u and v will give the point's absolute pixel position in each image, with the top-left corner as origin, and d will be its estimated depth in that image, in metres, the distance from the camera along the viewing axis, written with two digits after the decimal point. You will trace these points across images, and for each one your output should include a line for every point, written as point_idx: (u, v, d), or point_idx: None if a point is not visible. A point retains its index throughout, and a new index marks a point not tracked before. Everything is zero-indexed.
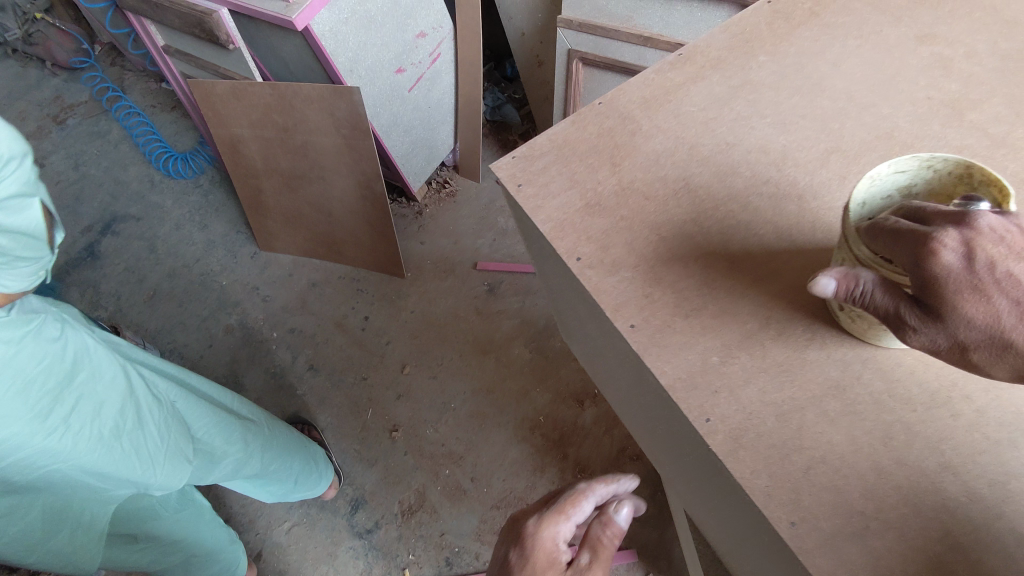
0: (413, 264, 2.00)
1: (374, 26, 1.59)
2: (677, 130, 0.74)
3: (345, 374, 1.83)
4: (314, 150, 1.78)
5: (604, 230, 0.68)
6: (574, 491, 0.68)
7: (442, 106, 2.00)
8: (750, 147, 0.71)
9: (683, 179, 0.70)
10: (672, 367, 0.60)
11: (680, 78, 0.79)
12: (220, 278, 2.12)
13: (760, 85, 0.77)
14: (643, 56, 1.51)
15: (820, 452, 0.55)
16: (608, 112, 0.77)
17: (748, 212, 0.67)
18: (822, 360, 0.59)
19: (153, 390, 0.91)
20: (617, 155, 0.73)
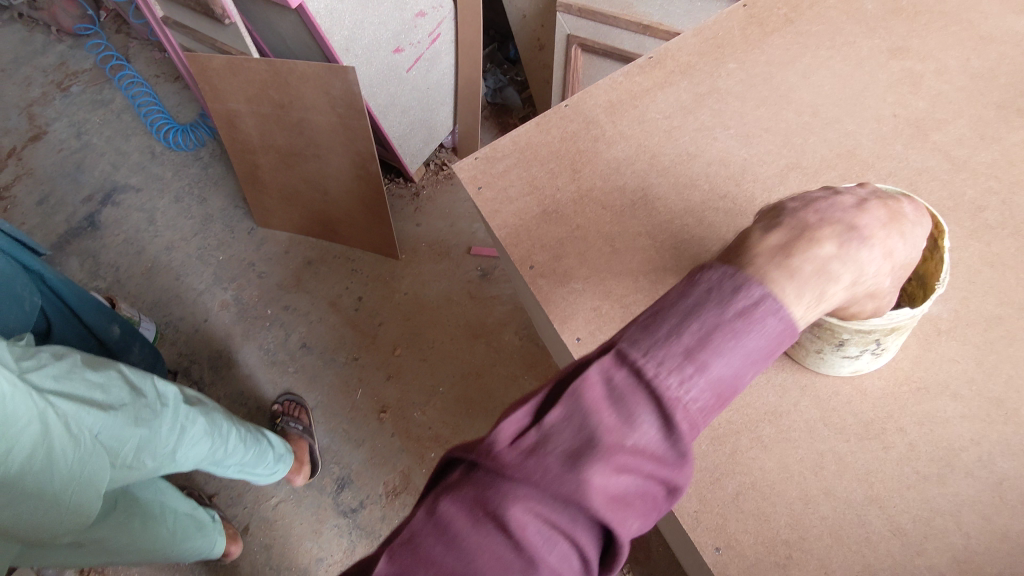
0: (408, 246, 1.99)
1: (372, 4, 1.57)
2: (639, 137, 0.79)
3: (336, 353, 1.84)
4: (309, 126, 1.77)
5: (559, 240, 0.72)
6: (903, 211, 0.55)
7: (442, 87, 1.97)
8: (710, 159, 0.75)
9: (641, 189, 0.74)
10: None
11: (647, 83, 0.83)
12: (216, 253, 2.13)
13: (724, 95, 0.80)
14: (642, 44, 1.48)
15: (751, 478, 0.61)
16: (574, 118, 0.81)
17: (703, 225, 0.70)
18: (762, 386, 0.65)
19: (74, 426, 0.90)
20: (578, 163, 0.77)
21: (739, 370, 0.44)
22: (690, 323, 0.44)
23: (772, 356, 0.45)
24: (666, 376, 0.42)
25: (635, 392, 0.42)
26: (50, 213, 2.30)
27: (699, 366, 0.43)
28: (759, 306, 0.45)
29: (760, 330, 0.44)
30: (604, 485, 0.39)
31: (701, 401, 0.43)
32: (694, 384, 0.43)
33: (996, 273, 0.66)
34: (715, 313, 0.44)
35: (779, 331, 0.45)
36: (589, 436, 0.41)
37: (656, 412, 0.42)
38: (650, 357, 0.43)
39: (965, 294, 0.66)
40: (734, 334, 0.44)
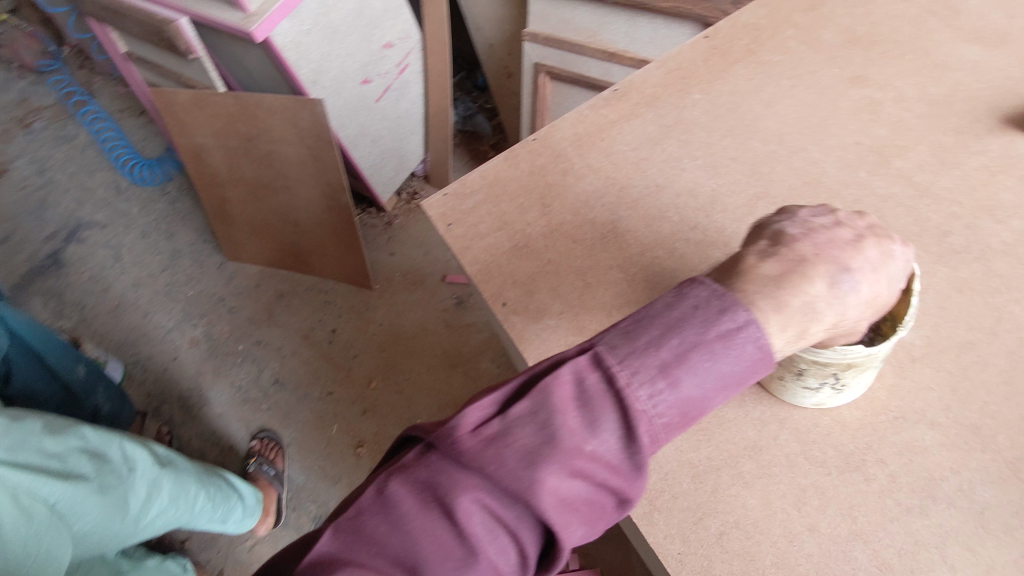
0: (382, 275, 1.97)
1: (338, 37, 1.58)
2: (609, 169, 0.79)
3: (310, 389, 1.80)
4: (278, 158, 1.75)
5: (532, 275, 0.72)
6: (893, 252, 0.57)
7: (412, 116, 1.97)
8: (679, 190, 0.76)
9: (612, 222, 0.74)
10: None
11: (613, 116, 0.84)
12: (185, 288, 2.09)
13: (689, 125, 0.81)
14: (609, 71, 1.50)
15: (734, 516, 0.60)
16: (543, 151, 0.82)
17: (674, 257, 0.70)
18: (739, 420, 0.65)
19: (26, 498, 0.92)
20: (548, 196, 0.77)
21: (708, 391, 0.50)
22: (671, 341, 0.49)
23: (747, 378, 0.51)
24: (636, 391, 0.48)
25: (599, 404, 0.48)
26: (11, 252, 2.24)
27: (670, 384, 0.48)
28: (738, 333, 0.50)
29: (739, 354, 0.50)
30: (557, 480, 0.46)
31: (665, 418, 0.49)
32: (662, 401, 0.48)
33: (965, 298, 0.67)
34: (696, 336, 0.49)
35: (753, 358, 0.50)
36: (551, 439, 0.46)
37: (619, 423, 0.48)
38: (624, 366, 0.49)
39: (936, 319, 0.67)
40: (709, 357, 0.49)
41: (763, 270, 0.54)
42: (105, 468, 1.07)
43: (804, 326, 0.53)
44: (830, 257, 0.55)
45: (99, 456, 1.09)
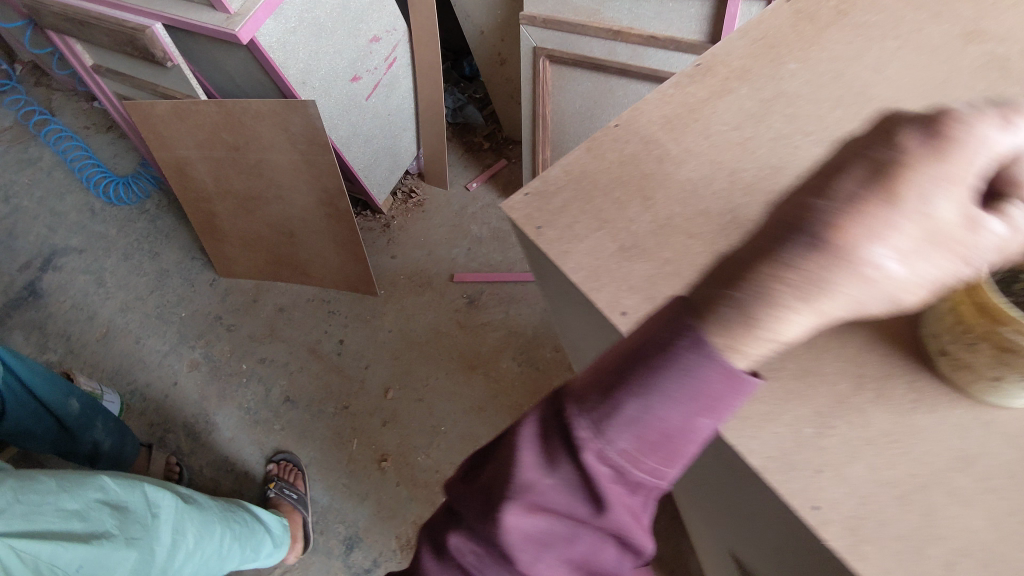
0: (386, 280, 1.90)
1: (325, 34, 1.49)
2: (710, 153, 0.60)
3: (324, 404, 1.73)
4: (269, 166, 1.65)
5: (648, 278, 0.54)
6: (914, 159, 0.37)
7: (403, 111, 1.89)
8: (799, 170, 0.56)
9: (729, 211, 0.55)
10: (758, 445, 0.48)
11: (702, 94, 0.64)
12: (178, 309, 1.99)
13: (794, 95, 0.62)
14: (613, 50, 1.42)
15: (961, 543, 0.42)
16: (628, 137, 0.63)
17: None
18: (939, 426, 0.47)
19: (48, 569, 0.88)
20: (647, 187, 0.59)
21: (671, 406, 0.39)
22: (624, 357, 0.41)
23: (730, 387, 0.40)
24: (581, 420, 0.41)
25: (557, 434, 0.42)
26: None
27: (614, 407, 0.40)
28: (690, 335, 0.40)
29: (699, 360, 0.39)
30: (513, 526, 0.41)
31: (622, 447, 0.40)
32: (611, 428, 0.40)
33: None
34: (691, 358, 0.39)
35: (719, 367, 0.39)
36: (505, 479, 0.42)
37: (571, 456, 0.40)
38: (578, 395, 0.42)
39: None
40: (654, 368, 0.40)
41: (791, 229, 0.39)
42: (129, 520, 1.02)
43: (842, 299, 0.38)
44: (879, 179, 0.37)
45: (122, 509, 1.03)
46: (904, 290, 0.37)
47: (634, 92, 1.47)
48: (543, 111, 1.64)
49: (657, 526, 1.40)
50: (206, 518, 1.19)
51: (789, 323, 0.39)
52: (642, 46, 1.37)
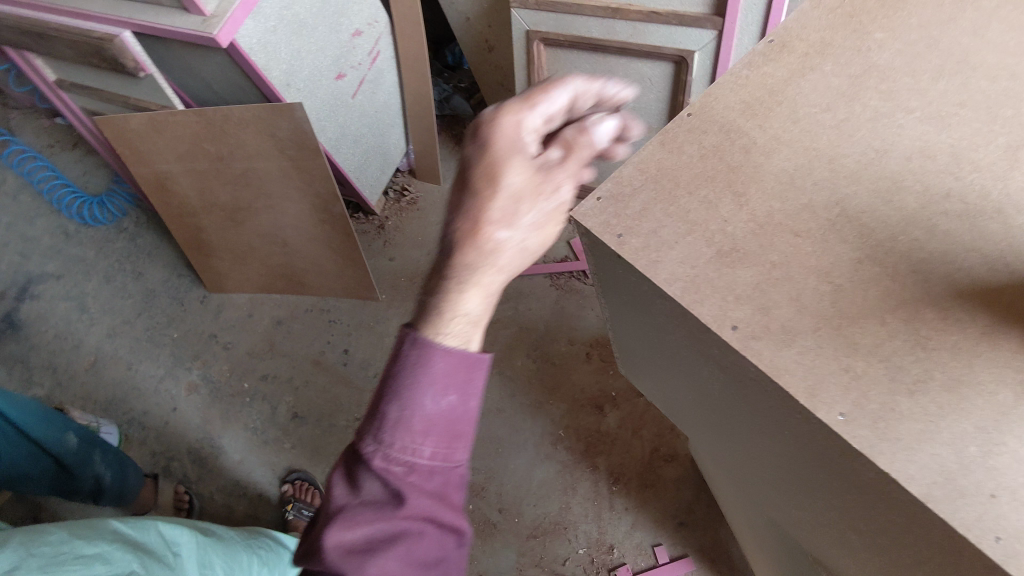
0: (387, 283, 1.83)
1: (306, 31, 1.40)
2: (802, 139, 0.48)
3: (335, 417, 1.68)
4: (256, 175, 1.56)
5: (755, 286, 0.44)
6: (490, 161, 0.54)
7: (390, 107, 1.80)
8: (907, 151, 0.46)
9: (836, 202, 0.45)
10: (916, 470, 0.37)
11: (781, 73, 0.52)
12: (168, 331, 1.89)
13: (889, 69, 0.50)
14: (612, 29, 1.36)
15: None
16: (705, 128, 0.51)
17: (938, 238, 0.43)
18: None
19: None
20: (737, 180, 0.48)
21: (422, 399, 0.49)
22: (375, 386, 0.51)
23: (467, 371, 0.51)
24: (367, 439, 0.50)
25: (357, 460, 0.51)
26: None
27: (382, 419, 0.49)
28: (412, 348, 0.50)
29: (425, 359, 0.50)
30: (342, 542, 0.48)
31: (402, 445, 0.49)
32: (387, 435, 0.49)
33: None
34: (415, 360, 0.50)
35: (443, 366, 0.50)
36: (330, 512, 0.50)
37: (367, 470, 0.50)
38: (360, 429, 0.51)
39: None
40: (396, 380, 0.50)
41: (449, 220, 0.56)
42: (153, 559, 0.95)
43: (496, 255, 0.54)
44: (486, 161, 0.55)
45: (144, 547, 0.96)
46: (533, 236, 0.56)
47: (636, 70, 1.42)
48: None
49: (694, 514, 1.37)
50: (228, 551, 1.12)
51: (471, 282, 0.53)
52: (643, 23, 1.31)
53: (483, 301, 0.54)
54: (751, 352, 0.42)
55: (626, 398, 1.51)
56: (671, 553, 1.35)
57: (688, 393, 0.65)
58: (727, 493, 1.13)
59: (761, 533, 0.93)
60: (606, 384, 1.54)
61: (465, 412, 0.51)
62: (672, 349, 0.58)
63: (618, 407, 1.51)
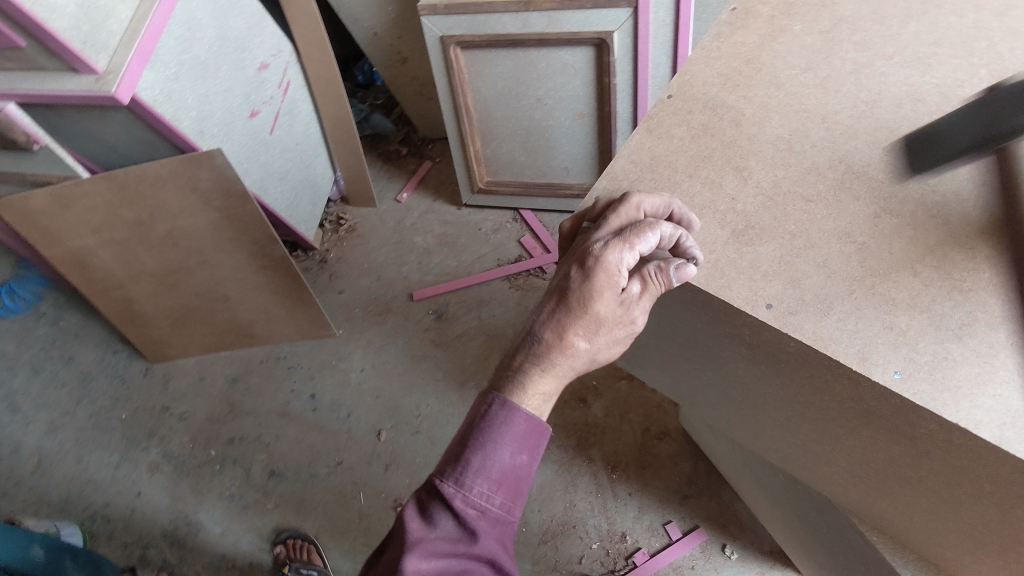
0: (342, 316, 1.73)
1: (210, 72, 1.32)
2: (791, 103, 0.53)
3: (315, 466, 1.53)
4: (183, 233, 1.44)
5: (779, 259, 0.47)
6: (577, 287, 0.53)
7: (311, 137, 1.73)
8: (898, 98, 0.50)
9: (840, 160, 0.49)
10: (983, 414, 0.39)
11: (753, 40, 0.57)
12: (115, 413, 1.68)
13: (858, 20, 0.55)
14: (527, 22, 1.35)
15: None
16: (690, 107, 0.56)
17: (948, 178, 0.46)
18: None
19: None
20: (735, 156, 0.52)
21: (499, 452, 0.54)
22: (457, 434, 0.56)
23: (536, 439, 0.56)
24: (446, 481, 0.54)
25: (433, 499, 0.55)
26: None
27: (466, 464, 0.54)
28: (497, 404, 0.55)
29: (510, 417, 0.55)
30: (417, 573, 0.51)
31: (480, 489, 0.54)
32: (468, 480, 0.53)
33: None
34: (501, 416, 0.55)
35: (522, 424, 0.55)
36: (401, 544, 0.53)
37: (446, 509, 0.54)
38: (438, 471, 0.55)
39: None
40: (480, 432, 0.54)
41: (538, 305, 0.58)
42: None
43: (559, 365, 0.56)
44: (577, 269, 0.54)
45: None
46: (603, 351, 0.56)
47: (557, 60, 1.42)
48: (464, 101, 1.54)
49: (696, 482, 1.33)
50: None
51: (538, 383, 0.56)
52: (557, 11, 1.31)
53: (549, 394, 0.57)
54: (792, 326, 0.44)
55: (607, 385, 1.46)
56: (683, 529, 1.29)
57: (706, 376, 0.64)
58: (727, 458, 1.08)
59: (787, 499, 0.90)
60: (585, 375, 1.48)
61: (532, 471, 0.57)
62: (690, 337, 0.58)
63: (601, 395, 1.45)
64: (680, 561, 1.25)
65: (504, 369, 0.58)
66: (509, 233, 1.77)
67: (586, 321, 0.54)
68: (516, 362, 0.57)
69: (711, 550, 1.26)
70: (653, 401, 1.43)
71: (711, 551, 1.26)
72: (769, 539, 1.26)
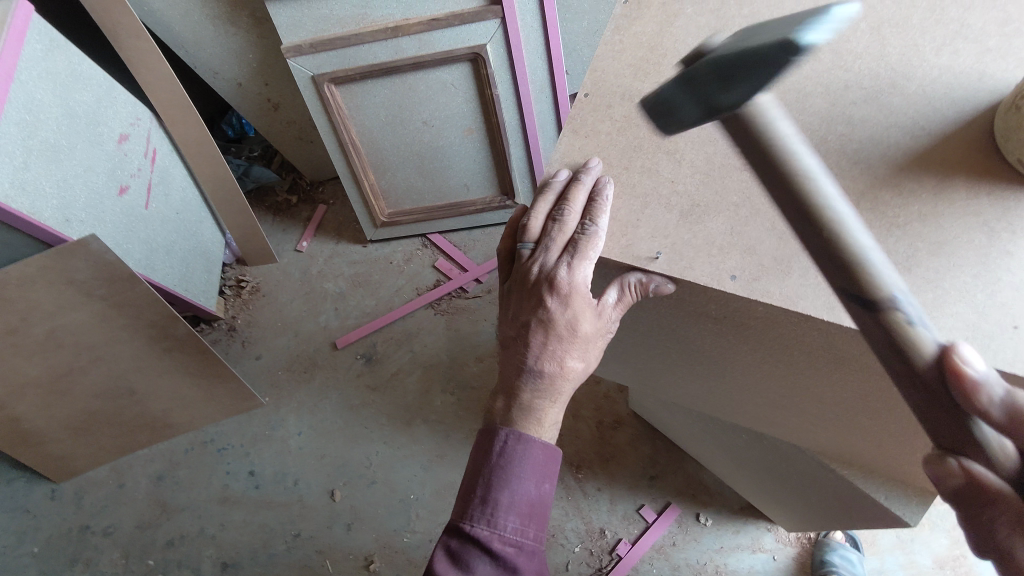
0: (266, 382, 1.63)
1: (63, 154, 1.20)
2: None
3: (271, 545, 1.42)
4: (68, 333, 1.29)
5: (730, 230, 0.48)
6: (558, 315, 0.55)
7: (190, 203, 1.62)
8: (796, 61, 0.53)
9: None
10: (947, 333, 0.43)
11: (651, 28, 0.58)
12: (24, 549, 1.47)
13: None
14: (399, 47, 1.33)
15: None
16: (608, 102, 0.56)
17: (860, 126, 0.49)
18: None
19: None
20: (665, 140, 0.53)
21: (525, 485, 0.57)
22: (474, 478, 0.58)
23: (552, 466, 0.60)
24: (478, 525, 0.56)
25: (466, 548, 0.56)
26: None
27: (495, 502, 0.56)
28: (512, 439, 0.58)
29: (528, 449, 0.58)
30: None
31: (513, 525, 0.56)
32: (501, 518, 0.56)
33: None
34: (518, 449, 0.58)
35: (540, 454, 0.59)
36: None
37: (484, 552, 0.55)
38: (464, 518, 0.57)
39: None
40: (502, 468, 0.57)
41: (514, 339, 0.58)
42: None
43: (561, 392, 0.58)
44: (547, 296, 0.54)
45: None
46: (594, 360, 0.59)
47: (437, 80, 1.41)
48: (349, 137, 1.50)
49: (657, 461, 1.36)
50: None
51: (547, 414, 0.59)
52: (427, 31, 1.30)
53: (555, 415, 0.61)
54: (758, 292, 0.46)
55: None
56: (657, 508, 1.31)
57: (672, 358, 0.65)
58: (687, 431, 1.10)
59: (754, 455, 0.93)
60: None
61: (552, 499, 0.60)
62: (658, 324, 0.59)
63: None
64: (661, 542, 1.28)
65: (502, 409, 0.60)
66: (422, 261, 1.75)
67: (574, 341, 0.56)
68: (516, 402, 0.59)
69: (687, 522, 1.29)
70: (600, 392, 1.45)
71: (687, 523, 1.29)
72: (737, 497, 1.30)
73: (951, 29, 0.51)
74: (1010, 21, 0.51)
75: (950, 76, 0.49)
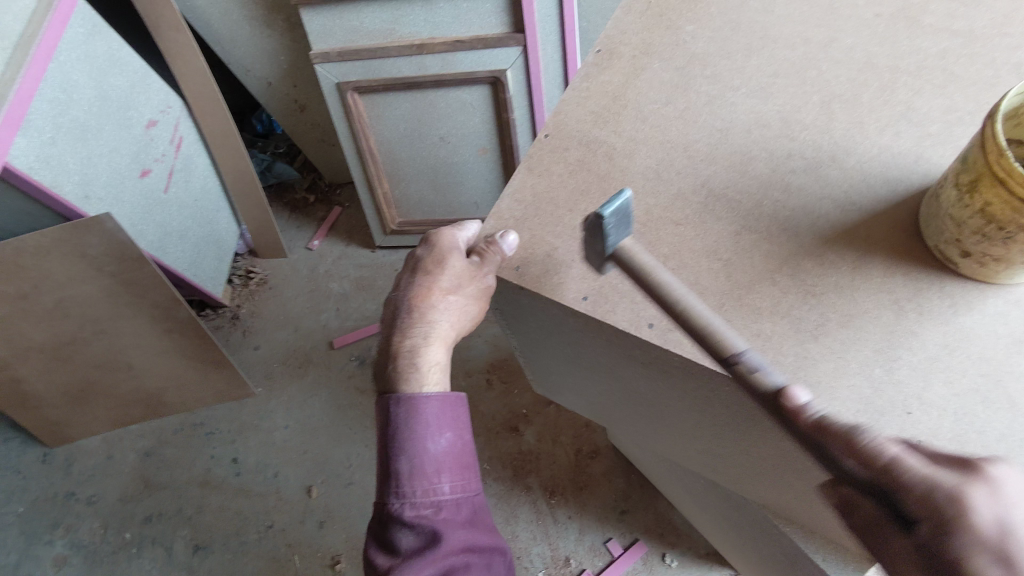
0: (258, 373, 1.66)
1: (91, 134, 1.26)
2: (656, 135, 0.57)
3: (243, 533, 1.45)
4: (74, 304, 1.34)
5: None
6: (430, 259, 0.62)
7: (209, 191, 1.67)
8: (746, 125, 0.55)
9: (700, 186, 0.53)
10: (840, 404, 0.44)
11: (618, 78, 0.61)
12: (10, 508, 1.51)
13: (706, 57, 0.60)
14: (422, 64, 1.38)
15: None
16: (566, 145, 0.58)
17: (794, 194, 0.51)
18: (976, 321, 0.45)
19: None
20: (612, 187, 0.55)
21: (421, 447, 0.58)
22: (378, 457, 0.60)
23: (451, 410, 0.61)
24: (391, 500, 0.58)
25: (388, 527, 0.58)
26: None
27: (396, 475, 0.58)
28: (399, 404, 0.59)
29: (413, 408, 0.59)
30: None
31: (421, 487, 0.58)
32: (407, 487, 0.58)
33: None
34: (406, 411, 0.59)
35: (428, 411, 0.59)
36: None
37: (402, 526, 0.57)
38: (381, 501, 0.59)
39: None
40: (393, 438, 0.59)
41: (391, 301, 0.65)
42: None
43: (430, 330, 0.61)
44: (423, 245, 0.64)
45: None
46: (470, 303, 0.59)
47: (456, 99, 1.45)
48: (366, 144, 1.54)
49: (630, 495, 1.35)
50: None
51: (424, 351, 0.61)
52: (450, 52, 1.35)
53: (443, 360, 0.63)
54: (673, 343, 0.48)
55: (536, 412, 1.47)
56: (624, 544, 1.30)
57: (614, 393, 0.67)
58: (654, 471, 1.11)
59: (711, 501, 0.93)
60: (514, 404, 1.49)
61: (463, 443, 0.61)
62: (595, 360, 0.60)
63: (532, 422, 1.46)
64: None
65: (384, 357, 0.62)
66: None
67: (444, 278, 0.60)
68: (393, 342, 0.62)
69: (652, 562, 1.28)
70: (582, 421, 1.45)
71: (652, 563, 1.28)
72: (704, 542, 1.29)
73: (896, 113, 0.53)
74: (953, 109, 0.53)
75: (886, 158, 0.51)
